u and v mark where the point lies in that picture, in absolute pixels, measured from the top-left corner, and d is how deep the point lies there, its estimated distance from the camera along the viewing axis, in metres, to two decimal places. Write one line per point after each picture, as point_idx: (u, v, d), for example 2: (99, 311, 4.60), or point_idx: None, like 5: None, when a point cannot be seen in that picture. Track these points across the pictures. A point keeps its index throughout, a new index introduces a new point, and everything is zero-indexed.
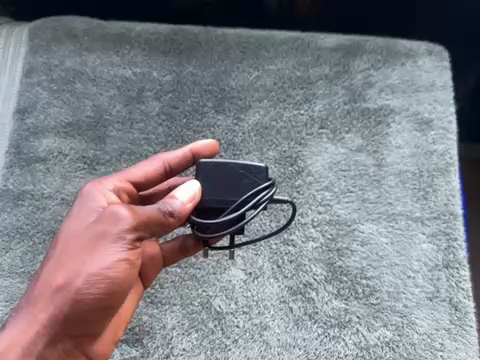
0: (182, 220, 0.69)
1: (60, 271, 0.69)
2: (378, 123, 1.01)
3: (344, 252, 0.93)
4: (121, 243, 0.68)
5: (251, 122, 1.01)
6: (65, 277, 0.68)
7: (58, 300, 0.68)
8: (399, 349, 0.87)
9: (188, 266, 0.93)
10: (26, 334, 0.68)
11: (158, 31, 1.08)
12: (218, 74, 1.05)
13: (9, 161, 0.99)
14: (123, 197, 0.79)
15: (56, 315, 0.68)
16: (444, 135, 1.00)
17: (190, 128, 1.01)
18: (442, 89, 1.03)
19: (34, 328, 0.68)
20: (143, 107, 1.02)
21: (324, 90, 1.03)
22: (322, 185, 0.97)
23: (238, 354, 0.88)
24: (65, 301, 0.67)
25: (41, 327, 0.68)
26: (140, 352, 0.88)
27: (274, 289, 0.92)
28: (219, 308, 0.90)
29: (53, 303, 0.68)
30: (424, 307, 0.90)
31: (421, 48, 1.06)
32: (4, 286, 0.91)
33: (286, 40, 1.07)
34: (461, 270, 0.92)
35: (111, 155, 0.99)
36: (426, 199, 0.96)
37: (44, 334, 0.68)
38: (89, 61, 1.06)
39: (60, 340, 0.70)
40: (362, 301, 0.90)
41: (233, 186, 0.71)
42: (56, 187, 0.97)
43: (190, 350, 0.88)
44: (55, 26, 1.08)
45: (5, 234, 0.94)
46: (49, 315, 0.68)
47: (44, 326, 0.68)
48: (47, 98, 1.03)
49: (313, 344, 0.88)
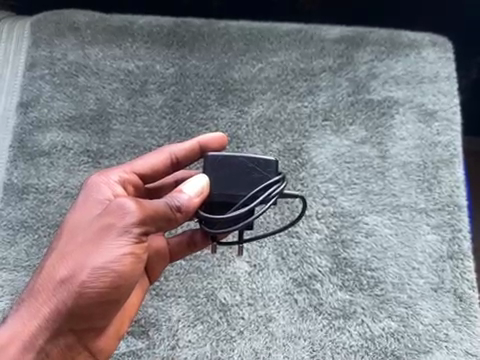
0: (189, 215, 0.69)
1: (63, 264, 0.69)
2: (382, 115, 1.01)
3: (348, 244, 0.93)
4: (126, 237, 0.67)
5: (254, 115, 1.01)
6: (68, 271, 0.68)
7: (61, 293, 0.68)
8: (404, 340, 0.88)
9: (193, 259, 0.93)
10: (28, 327, 0.69)
11: (161, 23, 1.07)
12: (221, 67, 1.04)
13: (13, 155, 0.99)
14: (129, 189, 0.79)
15: (58, 309, 0.68)
16: (448, 126, 1.00)
17: (194, 121, 1.01)
18: (446, 80, 1.03)
19: (37, 321, 0.69)
20: (146, 100, 1.02)
21: (327, 82, 1.03)
22: (326, 177, 0.97)
23: (243, 346, 0.88)
24: (68, 294, 0.68)
25: (44, 321, 0.69)
26: (146, 345, 0.89)
27: (279, 281, 0.92)
28: (224, 300, 0.91)
29: (55, 297, 0.68)
30: (429, 298, 0.90)
31: (425, 39, 1.06)
32: (10, 279, 0.91)
33: (289, 32, 1.07)
34: (465, 261, 0.92)
35: (115, 148, 0.99)
36: (431, 190, 0.96)
37: (46, 327, 0.69)
38: (92, 54, 1.05)
39: (62, 333, 0.70)
40: (367, 293, 0.90)
41: (242, 181, 0.71)
42: (61, 181, 0.97)
43: (195, 341, 0.89)
44: (57, 19, 1.07)
45: (10, 227, 0.94)
46: (52, 309, 0.68)
47: (46, 319, 0.69)
48: (50, 92, 1.03)
49: (318, 335, 0.88)
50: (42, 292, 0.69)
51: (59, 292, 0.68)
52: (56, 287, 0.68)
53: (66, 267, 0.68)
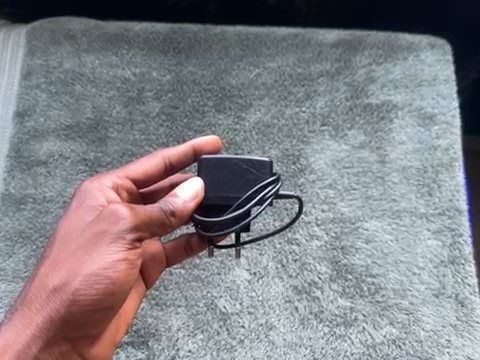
0: (184, 219, 0.69)
1: (56, 271, 0.68)
2: (380, 119, 1.00)
3: (348, 250, 0.92)
4: (120, 243, 0.67)
5: (252, 121, 1.00)
6: (61, 278, 0.67)
7: (54, 301, 0.67)
8: (406, 347, 0.87)
9: (192, 268, 0.93)
10: (22, 335, 0.68)
11: (157, 30, 1.07)
12: (218, 73, 1.04)
13: (10, 165, 0.98)
14: (123, 194, 0.79)
15: (52, 316, 0.67)
16: (448, 129, 0.99)
17: (191, 128, 1.00)
18: (445, 83, 1.02)
19: (30, 329, 0.68)
20: (143, 108, 1.01)
21: (326, 87, 1.02)
22: (325, 183, 0.96)
23: (244, 355, 0.87)
24: (61, 302, 0.67)
25: (38, 328, 0.68)
26: (146, 355, 0.88)
27: (279, 288, 0.91)
28: (224, 309, 0.90)
29: (49, 305, 0.67)
30: (430, 304, 0.89)
31: (423, 42, 1.05)
32: (8, 290, 0.90)
33: (285, 36, 1.06)
34: (467, 266, 0.92)
35: (112, 157, 0.98)
36: (431, 194, 0.95)
37: (40, 335, 0.68)
38: (88, 62, 1.05)
39: (57, 341, 0.69)
40: (368, 299, 0.90)
41: (237, 182, 0.70)
42: (58, 190, 0.96)
43: (196, 351, 0.88)
44: (53, 27, 1.07)
45: (8, 238, 0.93)
46: (46, 316, 0.67)
47: (40, 327, 0.68)
48: (47, 101, 1.02)
49: (319, 343, 0.88)
50: (35, 300, 0.68)
51: (53, 299, 0.67)
52: (48, 294, 0.67)
53: (60, 275, 0.67)
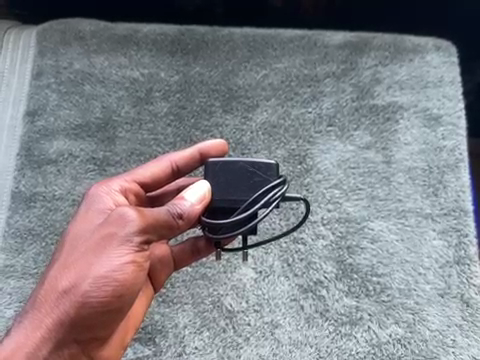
0: (191, 222, 0.70)
1: (65, 275, 0.68)
2: (386, 120, 1.01)
3: (354, 250, 0.93)
4: (128, 245, 0.67)
5: (259, 121, 1.01)
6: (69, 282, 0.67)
7: (63, 303, 0.67)
8: (411, 346, 0.87)
9: (198, 266, 0.93)
10: (31, 338, 0.67)
11: (165, 31, 1.08)
12: (225, 74, 1.05)
13: (20, 163, 0.99)
14: (130, 197, 0.79)
15: (61, 319, 0.67)
16: (453, 130, 1.00)
17: (199, 128, 1.01)
18: (451, 85, 1.03)
19: (39, 333, 0.67)
20: (151, 108, 1.03)
21: (332, 88, 1.03)
22: (331, 182, 0.97)
23: (250, 352, 0.88)
24: (71, 304, 0.67)
25: (47, 332, 0.67)
26: (153, 351, 0.89)
27: (284, 287, 0.92)
28: (230, 307, 0.91)
29: (59, 308, 0.67)
30: (436, 304, 0.90)
31: (429, 44, 1.06)
32: (18, 286, 0.91)
33: (292, 38, 1.07)
34: (472, 266, 0.92)
35: (121, 156, 1.00)
36: (437, 195, 0.96)
37: (50, 337, 0.67)
38: (97, 62, 1.06)
39: (67, 344, 0.69)
40: (373, 299, 0.90)
41: (243, 185, 0.71)
42: (67, 189, 0.98)
43: (202, 348, 0.89)
44: (63, 28, 1.08)
45: (18, 236, 0.95)
46: (56, 319, 0.67)
47: (49, 330, 0.67)
48: (57, 100, 1.04)
49: (324, 342, 0.88)
50: (44, 303, 0.68)
51: (62, 302, 0.67)
52: (57, 297, 0.67)
53: (69, 277, 0.68)
